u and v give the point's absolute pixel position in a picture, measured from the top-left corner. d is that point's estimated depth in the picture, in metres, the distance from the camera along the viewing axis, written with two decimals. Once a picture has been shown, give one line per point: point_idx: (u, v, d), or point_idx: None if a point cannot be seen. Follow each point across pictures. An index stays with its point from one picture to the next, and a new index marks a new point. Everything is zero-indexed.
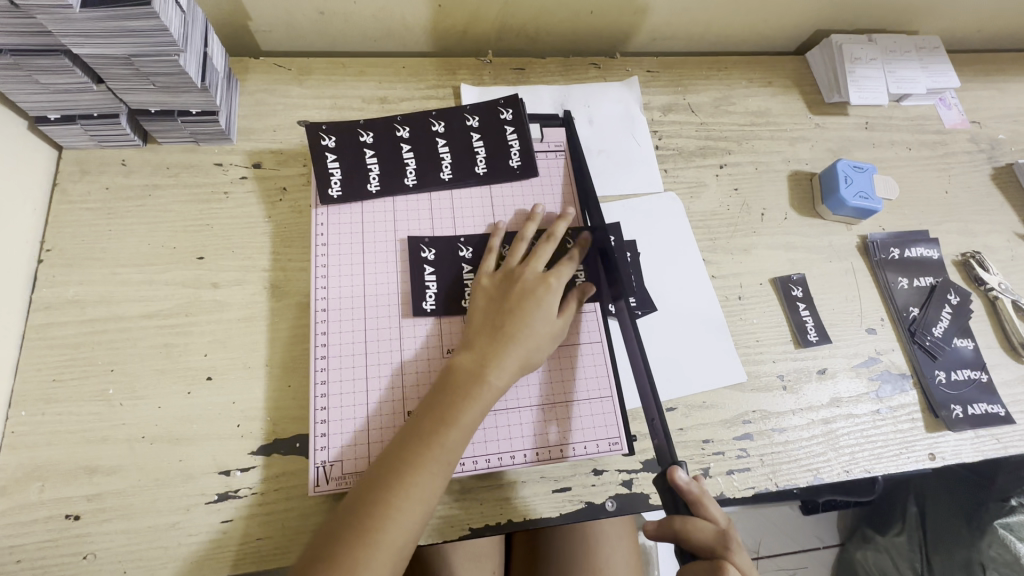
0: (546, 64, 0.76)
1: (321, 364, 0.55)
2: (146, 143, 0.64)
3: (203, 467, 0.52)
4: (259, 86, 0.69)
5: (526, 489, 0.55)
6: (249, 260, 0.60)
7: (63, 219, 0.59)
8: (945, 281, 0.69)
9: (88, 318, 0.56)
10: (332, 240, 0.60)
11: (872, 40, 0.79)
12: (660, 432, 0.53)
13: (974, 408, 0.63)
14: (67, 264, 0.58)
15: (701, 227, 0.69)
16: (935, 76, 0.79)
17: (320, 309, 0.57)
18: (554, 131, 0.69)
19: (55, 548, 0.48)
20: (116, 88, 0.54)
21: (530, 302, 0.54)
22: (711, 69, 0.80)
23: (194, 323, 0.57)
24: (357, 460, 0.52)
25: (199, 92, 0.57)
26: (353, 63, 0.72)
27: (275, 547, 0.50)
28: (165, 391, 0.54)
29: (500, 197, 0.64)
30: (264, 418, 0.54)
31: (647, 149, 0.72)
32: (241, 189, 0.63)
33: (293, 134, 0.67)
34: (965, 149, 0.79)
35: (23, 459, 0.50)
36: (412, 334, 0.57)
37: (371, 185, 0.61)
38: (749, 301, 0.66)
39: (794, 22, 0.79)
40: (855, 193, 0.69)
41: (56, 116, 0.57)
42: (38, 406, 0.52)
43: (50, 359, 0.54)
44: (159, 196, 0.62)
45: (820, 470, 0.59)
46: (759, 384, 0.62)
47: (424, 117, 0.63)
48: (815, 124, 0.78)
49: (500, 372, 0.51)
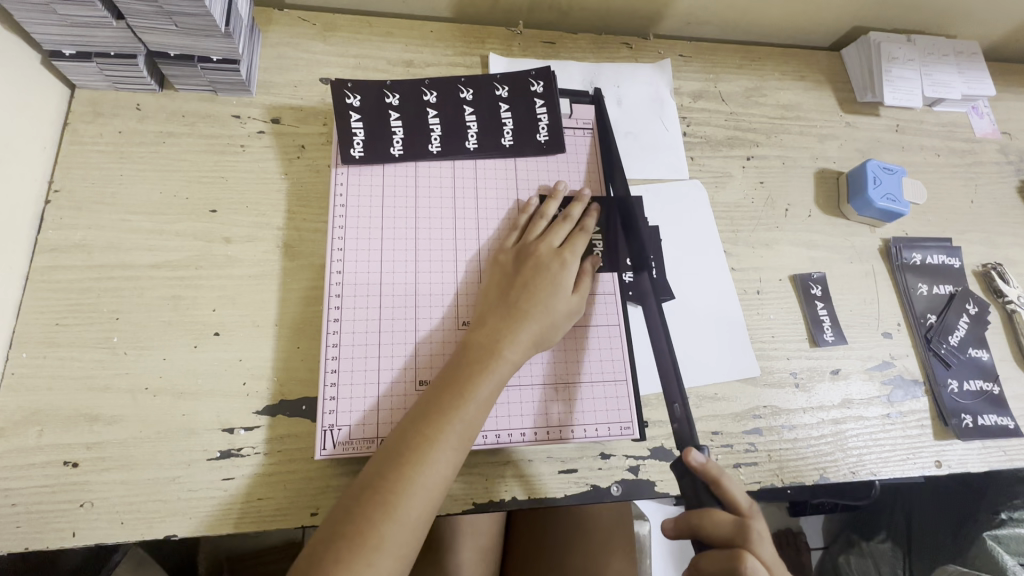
0: (578, 40, 0.74)
1: (334, 327, 0.53)
2: (163, 88, 0.61)
3: (207, 423, 0.51)
4: (282, 39, 0.66)
5: (533, 468, 0.54)
6: (264, 216, 0.59)
7: (73, 159, 0.57)
8: (965, 290, 0.69)
9: (95, 263, 0.54)
10: (351, 201, 0.58)
11: (911, 40, 0.77)
12: (680, 416, 0.55)
13: (983, 419, 0.63)
14: (75, 205, 0.56)
15: (724, 219, 0.68)
16: (971, 83, 0.77)
17: (335, 272, 0.55)
18: (583, 108, 0.67)
19: (52, 495, 0.47)
20: (136, 26, 0.52)
21: (546, 278, 0.54)
22: (744, 59, 0.78)
23: (203, 277, 0.55)
24: (365, 426, 0.51)
25: (222, 38, 0.54)
26: (381, 24, 0.70)
27: (275, 509, 0.49)
28: (171, 344, 0.53)
29: (525, 171, 0.63)
30: (271, 378, 0.53)
31: (674, 134, 0.71)
32: (258, 144, 0.61)
33: (314, 91, 0.65)
34: (994, 160, 0.78)
35: (22, 401, 0.49)
36: (428, 304, 0.56)
37: (394, 149, 0.60)
38: (768, 297, 0.65)
39: (834, 15, 0.77)
40: (882, 194, 0.68)
41: (72, 52, 0.55)
42: (40, 348, 0.51)
43: (54, 302, 0.52)
44: (173, 144, 0.60)
45: (826, 470, 0.59)
46: (771, 379, 0.62)
47: (453, 83, 0.62)
48: (846, 123, 0.76)
49: (516, 345, 0.50)
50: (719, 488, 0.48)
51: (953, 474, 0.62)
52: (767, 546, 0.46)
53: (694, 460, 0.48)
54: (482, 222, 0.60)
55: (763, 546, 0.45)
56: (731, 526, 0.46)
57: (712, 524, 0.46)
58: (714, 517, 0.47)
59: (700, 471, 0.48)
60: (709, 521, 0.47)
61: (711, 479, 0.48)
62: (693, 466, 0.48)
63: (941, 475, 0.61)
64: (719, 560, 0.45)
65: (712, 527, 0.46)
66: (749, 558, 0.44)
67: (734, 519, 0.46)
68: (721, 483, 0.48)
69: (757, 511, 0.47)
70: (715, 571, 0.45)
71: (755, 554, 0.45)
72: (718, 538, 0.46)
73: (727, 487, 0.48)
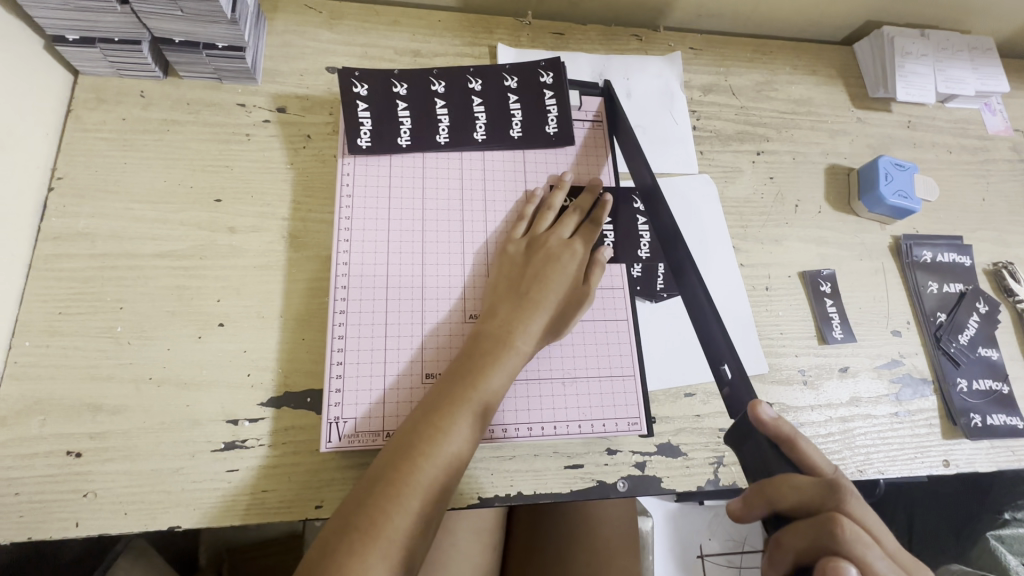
0: (588, 31, 0.73)
1: (340, 318, 0.53)
2: (167, 75, 0.61)
3: (211, 414, 0.50)
4: (287, 27, 0.65)
5: (539, 463, 0.54)
6: (269, 206, 0.58)
7: (76, 147, 0.57)
8: (975, 289, 0.68)
9: (98, 252, 0.54)
10: (358, 191, 0.57)
11: (925, 35, 0.76)
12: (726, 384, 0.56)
13: (992, 419, 0.62)
14: (78, 193, 0.55)
15: (733, 214, 0.68)
16: (985, 79, 0.76)
17: (341, 263, 0.55)
18: (593, 100, 0.67)
19: (55, 484, 0.47)
20: (140, 11, 0.51)
21: (557, 269, 0.53)
22: (755, 52, 0.77)
23: (208, 267, 0.55)
24: (372, 419, 0.50)
25: (227, 24, 0.53)
26: (388, 13, 0.69)
27: (280, 501, 0.49)
28: (175, 334, 0.52)
29: (533, 163, 0.62)
30: (276, 369, 0.53)
31: (684, 127, 0.70)
32: (264, 133, 0.61)
33: (320, 80, 0.64)
34: (1007, 157, 0.77)
35: (25, 390, 0.49)
36: (435, 296, 0.55)
37: (401, 140, 0.59)
38: (776, 293, 0.65)
39: (847, 8, 0.76)
40: (894, 191, 0.68)
41: (75, 38, 0.54)
42: (43, 337, 0.50)
43: (57, 291, 0.52)
44: (178, 132, 0.59)
45: (834, 468, 0.58)
46: (779, 376, 0.61)
47: (462, 73, 0.61)
48: (857, 119, 0.76)
49: (527, 337, 0.50)
50: (794, 449, 0.41)
51: (960, 473, 0.61)
52: (860, 505, 0.39)
53: (763, 414, 0.42)
54: (491, 214, 0.59)
55: (855, 507, 0.38)
56: (817, 488, 0.39)
57: (793, 488, 0.39)
58: (794, 479, 0.39)
59: (771, 428, 0.42)
60: (788, 483, 0.39)
61: (785, 437, 0.41)
62: (762, 421, 0.42)
63: (948, 475, 0.61)
64: (807, 529, 0.38)
65: (794, 493, 0.39)
66: (846, 522, 0.37)
67: (818, 480, 0.39)
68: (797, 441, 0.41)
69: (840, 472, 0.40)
70: (804, 540, 0.38)
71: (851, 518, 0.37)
72: (802, 503, 0.39)
73: (803, 445, 0.41)
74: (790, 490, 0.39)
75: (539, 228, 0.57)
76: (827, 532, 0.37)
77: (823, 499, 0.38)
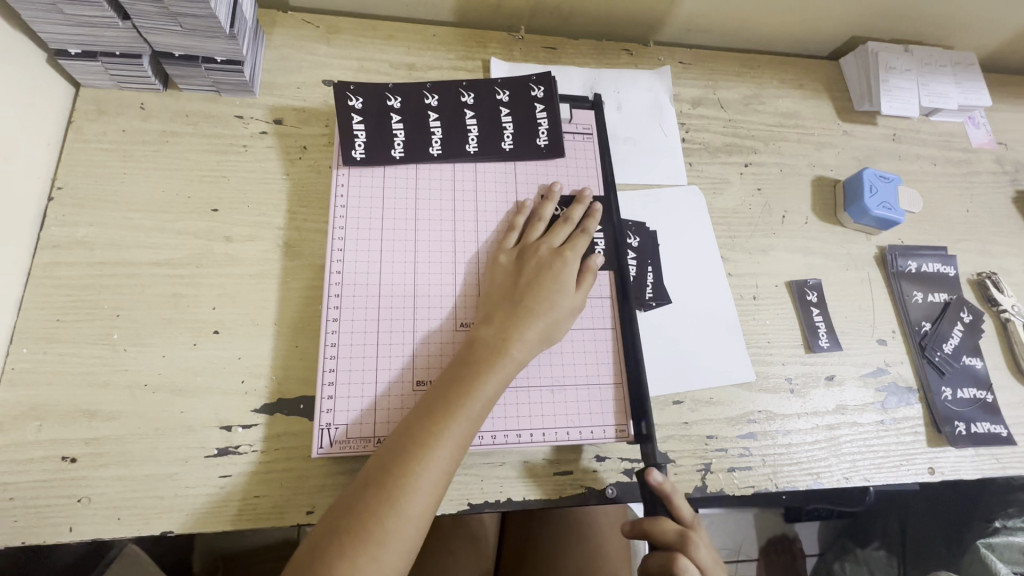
0: (579, 46, 0.75)
1: (333, 326, 0.54)
2: (167, 88, 0.62)
3: (205, 421, 0.51)
4: (285, 41, 0.67)
5: (527, 469, 0.54)
6: (265, 216, 0.59)
7: (76, 158, 0.58)
8: (959, 298, 0.69)
9: (96, 260, 0.55)
10: (352, 201, 0.59)
11: (909, 51, 0.78)
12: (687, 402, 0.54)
13: (976, 427, 0.63)
14: (77, 203, 0.56)
15: (721, 224, 0.69)
16: (968, 93, 0.78)
17: (334, 272, 0.56)
18: (583, 113, 0.68)
19: (49, 489, 0.47)
20: (141, 27, 0.52)
21: (548, 278, 0.54)
22: (743, 67, 0.79)
23: (204, 276, 0.56)
24: (363, 425, 0.51)
25: (226, 40, 0.55)
26: (384, 27, 0.70)
27: (272, 506, 0.49)
28: (171, 341, 0.53)
29: (525, 175, 0.63)
30: (269, 376, 0.53)
31: (673, 140, 0.71)
32: (261, 144, 0.62)
33: (317, 93, 0.65)
34: (990, 169, 0.79)
35: (22, 396, 0.50)
36: (428, 304, 0.56)
37: (395, 151, 0.60)
38: (764, 302, 0.66)
39: (833, 24, 0.78)
40: (879, 202, 0.69)
41: (77, 51, 0.55)
42: (40, 344, 0.51)
43: (55, 299, 0.53)
44: (176, 143, 0.60)
45: (820, 475, 0.59)
46: (766, 385, 0.62)
47: (455, 87, 0.62)
48: (843, 131, 0.77)
49: (519, 345, 0.51)
50: (670, 502, 0.51)
51: (945, 481, 0.62)
52: (705, 551, 0.50)
53: (654, 479, 0.51)
54: (484, 224, 0.60)
55: (697, 551, 0.49)
56: (674, 534, 0.50)
57: (659, 530, 0.51)
58: (662, 526, 0.51)
59: (659, 489, 0.51)
60: (658, 528, 0.51)
61: (666, 494, 0.51)
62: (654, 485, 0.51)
63: (934, 482, 0.61)
64: (658, 561, 0.50)
65: (659, 533, 0.50)
66: (683, 563, 0.48)
67: (677, 530, 0.50)
68: (672, 499, 0.51)
69: (696, 521, 0.52)
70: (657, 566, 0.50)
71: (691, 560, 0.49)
72: (661, 544, 0.51)
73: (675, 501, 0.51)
74: (658, 530, 0.51)
75: (531, 238, 0.58)
76: (669, 564, 0.49)
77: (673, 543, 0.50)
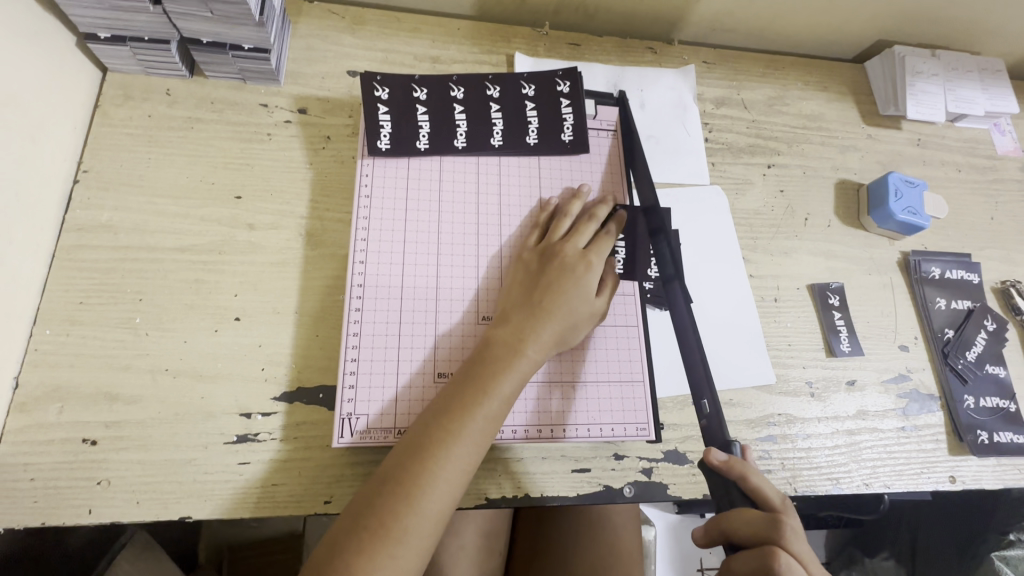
0: (603, 43, 0.74)
1: (355, 316, 0.54)
2: (193, 75, 0.62)
3: (225, 407, 0.51)
4: (311, 31, 0.67)
5: (545, 466, 0.54)
6: (287, 205, 0.59)
7: (102, 141, 0.58)
8: (983, 306, 0.68)
9: (120, 244, 0.55)
10: (376, 192, 0.58)
11: (936, 56, 0.78)
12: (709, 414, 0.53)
13: (998, 437, 0.62)
14: (102, 186, 0.56)
15: (743, 225, 0.68)
16: (995, 100, 0.77)
17: (358, 262, 0.56)
18: (608, 110, 0.68)
19: (69, 471, 0.47)
20: (172, 12, 0.52)
21: (570, 279, 0.53)
22: (767, 67, 0.78)
23: (226, 262, 0.56)
24: (384, 416, 0.51)
25: (255, 27, 0.55)
26: (409, 19, 0.70)
27: (290, 495, 0.49)
28: (192, 326, 0.53)
29: (548, 170, 0.63)
30: (290, 365, 0.53)
31: (696, 139, 0.71)
32: (285, 133, 0.62)
33: (342, 83, 0.65)
34: (1015, 177, 0.78)
35: (44, 377, 0.50)
36: (449, 297, 0.56)
37: (420, 143, 0.60)
38: (785, 305, 0.65)
39: (860, 26, 0.77)
40: (904, 207, 0.68)
41: (107, 36, 0.55)
42: (63, 326, 0.51)
43: (79, 281, 0.53)
44: (201, 130, 0.60)
45: (840, 480, 0.59)
46: (786, 388, 0.61)
47: (481, 80, 0.62)
48: (867, 135, 0.77)
49: (538, 345, 0.50)
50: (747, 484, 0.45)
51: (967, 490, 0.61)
52: (801, 542, 0.43)
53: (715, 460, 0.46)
54: (508, 222, 0.60)
55: (797, 541, 0.42)
56: (760, 520, 0.43)
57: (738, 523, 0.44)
58: (743, 515, 0.44)
59: (723, 471, 0.46)
60: (738, 518, 0.44)
61: (736, 476, 0.46)
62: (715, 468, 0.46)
63: (955, 491, 0.61)
64: (752, 556, 0.42)
65: (744, 525, 0.43)
66: (782, 554, 0.41)
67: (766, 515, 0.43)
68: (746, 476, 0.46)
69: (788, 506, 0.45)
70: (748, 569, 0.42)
71: (789, 550, 0.41)
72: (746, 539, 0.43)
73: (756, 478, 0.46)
74: (740, 522, 0.44)
75: (555, 237, 0.57)
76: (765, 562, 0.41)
77: (767, 533, 0.42)
